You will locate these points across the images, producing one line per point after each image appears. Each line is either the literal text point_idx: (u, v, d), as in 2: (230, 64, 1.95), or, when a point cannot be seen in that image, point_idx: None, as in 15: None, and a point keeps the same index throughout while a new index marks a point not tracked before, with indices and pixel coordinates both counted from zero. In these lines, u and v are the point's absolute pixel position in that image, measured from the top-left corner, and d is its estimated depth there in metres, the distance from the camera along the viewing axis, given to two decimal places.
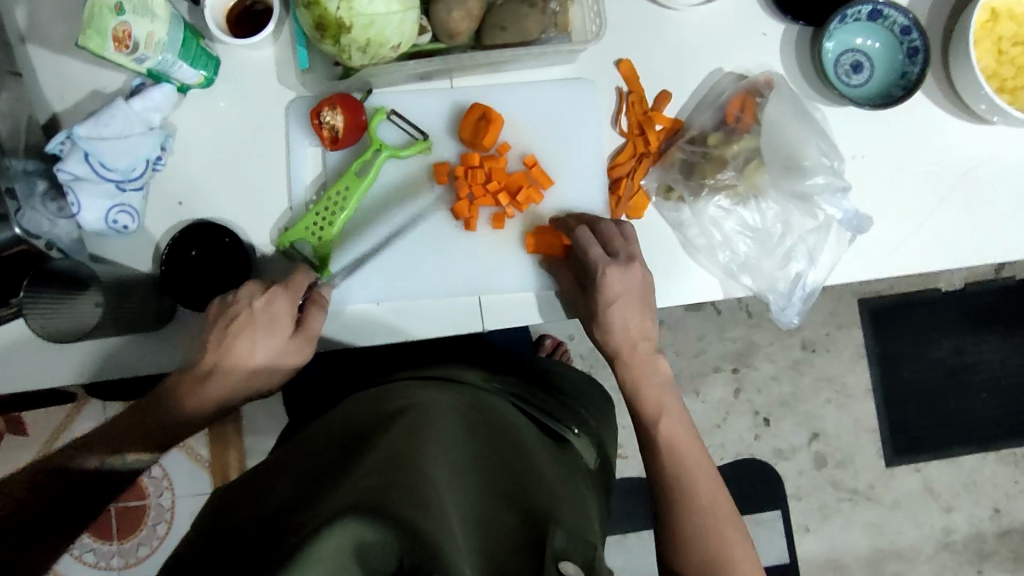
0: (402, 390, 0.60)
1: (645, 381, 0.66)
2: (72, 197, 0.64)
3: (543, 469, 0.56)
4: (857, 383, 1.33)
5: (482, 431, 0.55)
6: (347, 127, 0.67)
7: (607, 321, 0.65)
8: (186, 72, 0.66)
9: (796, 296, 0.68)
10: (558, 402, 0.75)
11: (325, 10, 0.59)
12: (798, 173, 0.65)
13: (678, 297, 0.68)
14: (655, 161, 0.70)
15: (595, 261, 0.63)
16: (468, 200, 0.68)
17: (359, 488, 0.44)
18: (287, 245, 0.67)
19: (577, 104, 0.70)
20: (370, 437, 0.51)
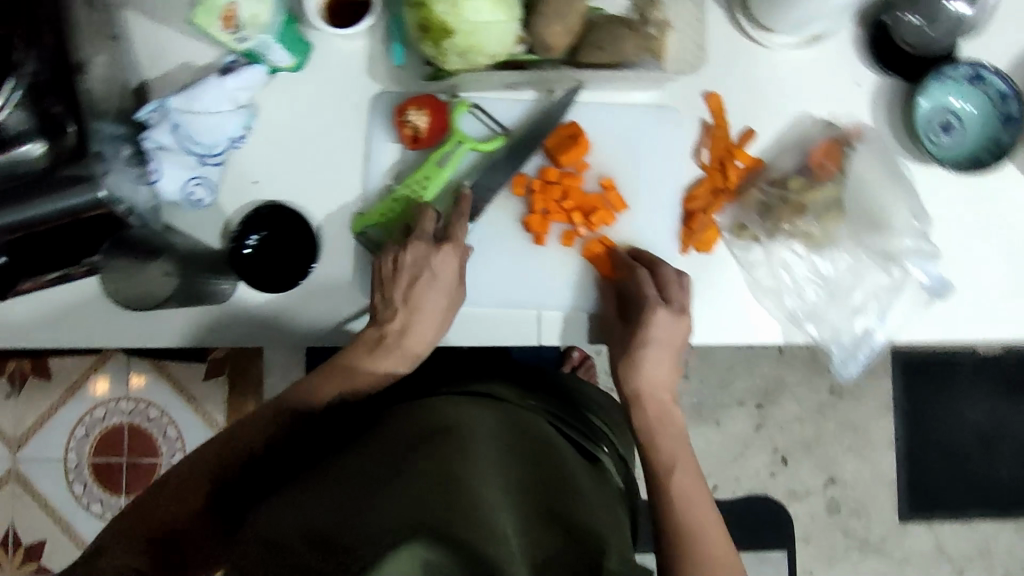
0: (434, 405, 0.60)
1: (662, 430, 0.65)
2: (154, 164, 0.65)
3: (582, 494, 0.55)
4: (880, 434, 1.32)
5: (521, 451, 0.55)
6: (430, 127, 0.67)
7: (637, 364, 0.65)
8: (280, 55, 0.67)
9: (861, 351, 0.67)
10: (588, 422, 0.75)
11: (432, 13, 0.59)
12: (882, 229, 0.66)
13: (740, 337, 0.68)
14: (732, 199, 0.69)
15: (646, 299, 0.64)
16: (542, 215, 0.67)
17: (414, 506, 0.43)
18: (359, 229, 0.69)
19: (660, 131, 0.70)
20: (411, 449, 0.50)
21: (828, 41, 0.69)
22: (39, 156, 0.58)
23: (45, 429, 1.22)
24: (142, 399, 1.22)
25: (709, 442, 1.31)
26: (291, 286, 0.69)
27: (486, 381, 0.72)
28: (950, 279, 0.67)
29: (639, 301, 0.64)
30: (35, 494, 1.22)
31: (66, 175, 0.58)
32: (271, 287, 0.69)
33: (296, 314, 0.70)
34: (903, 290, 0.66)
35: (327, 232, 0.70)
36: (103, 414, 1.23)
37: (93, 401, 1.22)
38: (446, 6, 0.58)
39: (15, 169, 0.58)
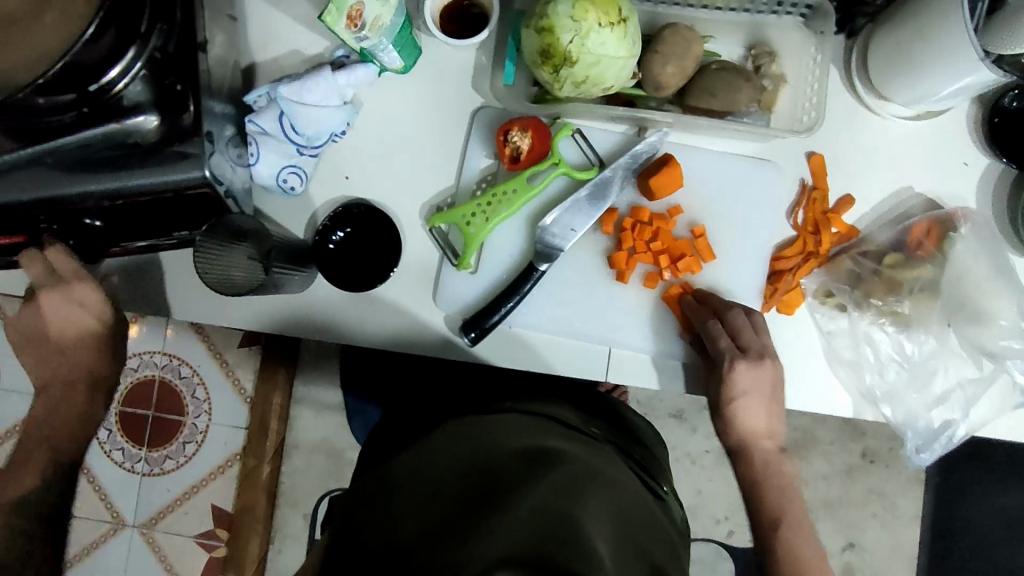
0: (519, 425, 0.59)
1: (769, 483, 0.65)
2: (254, 148, 0.66)
3: (663, 538, 0.55)
4: (908, 505, 1.26)
5: (611, 485, 0.54)
6: (531, 150, 0.67)
7: (733, 416, 0.65)
8: (392, 57, 0.67)
9: (938, 442, 0.66)
10: (646, 456, 0.74)
11: (556, 41, 0.59)
12: (980, 321, 0.65)
13: (810, 404, 0.67)
14: (822, 264, 0.68)
15: (722, 355, 0.63)
16: (628, 253, 0.67)
17: (517, 531, 0.43)
18: (436, 225, 0.67)
19: (759, 185, 0.68)
20: (510, 474, 0.50)
21: (943, 116, 0.68)
22: (153, 128, 0.58)
23: None
24: (179, 357, 1.18)
25: None
26: (372, 287, 0.69)
27: (557, 402, 0.71)
28: None
29: (716, 356, 0.63)
30: None
31: (175, 151, 0.58)
32: (353, 286, 0.69)
33: (367, 314, 0.69)
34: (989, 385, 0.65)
35: (410, 239, 0.70)
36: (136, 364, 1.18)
37: (137, 349, 1.18)
38: (572, 36, 0.58)
39: (126, 138, 0.58)
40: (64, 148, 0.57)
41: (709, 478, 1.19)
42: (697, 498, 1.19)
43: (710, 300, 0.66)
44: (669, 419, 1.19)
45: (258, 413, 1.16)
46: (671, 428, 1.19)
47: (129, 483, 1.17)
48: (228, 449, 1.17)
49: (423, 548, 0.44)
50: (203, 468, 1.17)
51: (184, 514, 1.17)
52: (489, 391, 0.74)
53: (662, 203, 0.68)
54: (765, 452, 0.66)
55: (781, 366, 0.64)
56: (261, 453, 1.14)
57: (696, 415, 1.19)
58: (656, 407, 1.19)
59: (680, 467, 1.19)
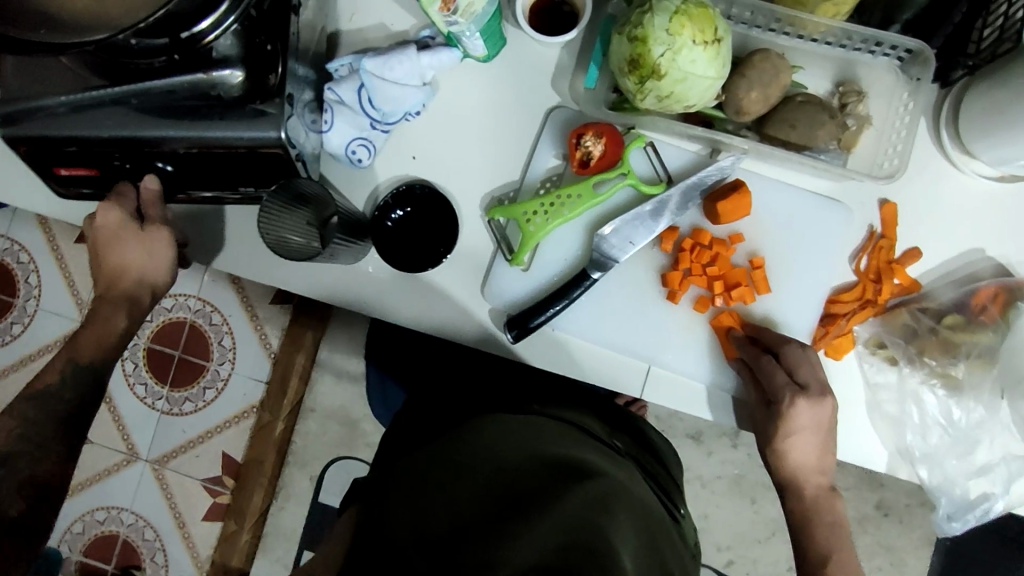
0: (549, 432, 0.59)
1: (819, 520, 0.64)
2: (328, 116, 0.66)
3: (683, 563, 0.55)
4: None
5: (639, 505, 0.53)
6: (601, 157, 0.67)
7: (786, 451, 0.63)
8: (475, 45, 0.66)
9: (972, 512, 0.66)
10: (666, 476, 0.73)
11: (647, 52, 0.58)
12: None
13: (848, 455, 0.66)
14: (878, 314, 0.66)
15: (782, 392, 0.61)
16: (684, 274, 0.66)
17: (549, 545, 0.44)
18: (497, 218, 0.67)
19: (826, 225, 0.67)
20: (538, 481, 0.50)
21: None
22: (238, 83, 0.59)
23: None
24: (212, 305, 1.20)
25: None
26: (424, 269, 0.69)
27: (585, 411, 0.71)
28: None
29: (775, 393, 0.62)
30: None
31: (254, 109, 0.59)
32: (407, 266, 0.69)
33: (412, 296, 0.70)
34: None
35: (464, 228, 0.70)
36: (171, 306, 1.21)
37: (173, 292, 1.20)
38: (665, 49, 0.57)
39: (209, 90, 0.59)
40: (150, 91, 0.58)
41: (718, 504, 1.18)
42: (702, 522, 1.18)
43: (763, 336, 0.65)
44: (686, 440, 1.18)
45: (280, 371, 1.17)
46: (687, 449, 1.18)
47: (147, 419, 1.20)
48: (246, 401, 1.19)
49: (454, 550, 0.44)
50: (216, 416, 1.20)
51: (195, 457, 1.20)
52: (515, 388, 0.74)
53: (726, 228, 0.67)
54: (813, 488, 0.64)
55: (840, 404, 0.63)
56: (278, 410, 1.16)
57: (713, 440, 1.18)
58: (676, 426, 1.18)
59: (689, 488, 1.19)
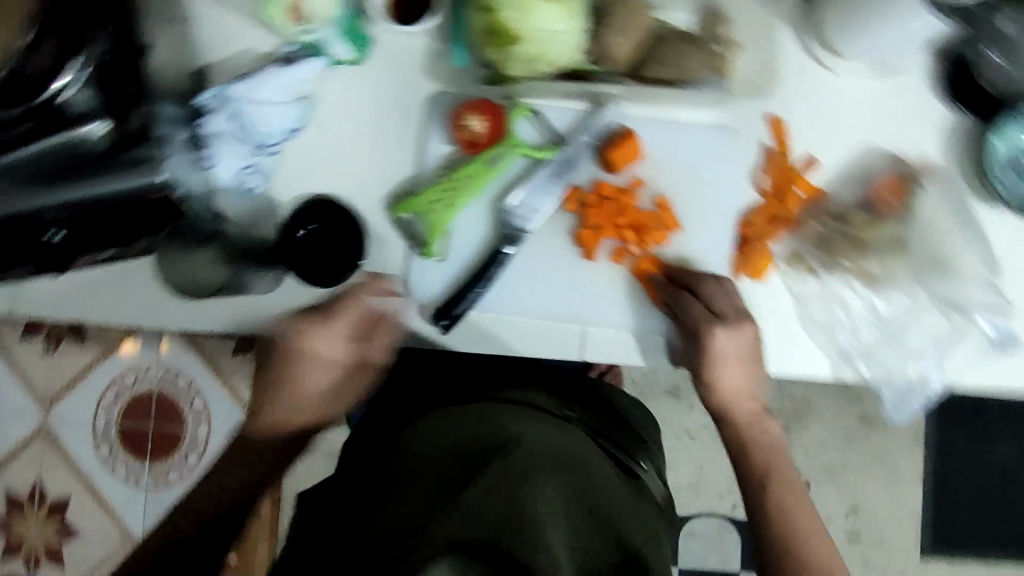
0: (483, 412, 0.58)
1: (754, 443, 0.67)
2: (211, 151, 0.64)
3: (639, 518, 0.54)
4: (909, 468, 1.32)
5: (576, 461, 0.53)
6: (488, 133, 0.68)
7: (716, 380, 0.67)
8: (339, 49, 0.67)
9: (916, 396, 0.65)
10: (628, 434, 0.74)
11: (500, 19, 0.59)
12: (943, 271, 0.65)
13: (789, 373, 0.66)
14: (789, 227, 0.67)
15: (700, 323, 0.64)
16: (593, 229, 0.67)
17: (467, 530, 0.43)
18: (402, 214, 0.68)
19: (720, 152, 0.68)
20: (469, 465, 0.49)
21: (900, 71, 0.67)
22: (104, 135, 0.58)
23: (81, 389, 1.17)
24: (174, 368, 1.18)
25: None
26: (342, 279, 0.69)
27: (530, 389, 0.71)
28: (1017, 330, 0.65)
29: (695, 327, 0.64)
30: (66, 454, 1.17)
31: (131, 156, 0.59)
32: (324, 279, 0.68)
33: None
34: (964, 334, 0.64)
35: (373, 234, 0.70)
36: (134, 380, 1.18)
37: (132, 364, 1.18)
38: (516, 12, 0.58)
39: (77, 148, 0.58)
40: (18, 164, 0.57)
41: (709, 452, 1.19)
42: (697, 472, 1.19)
43: (679, 276, 0.66)
44: (664, 397, 1.19)
45: None
46: (667, 405, 1.19)
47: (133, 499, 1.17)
48: None
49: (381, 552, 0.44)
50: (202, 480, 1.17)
51: None
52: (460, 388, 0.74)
53: (625, 176, 0.68)
54: (748, 412, 0.68)
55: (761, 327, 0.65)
56: None
57: (691, 391, 1.18)
58: (653, 385, 1.18)
59: (679, 444, 1.19)
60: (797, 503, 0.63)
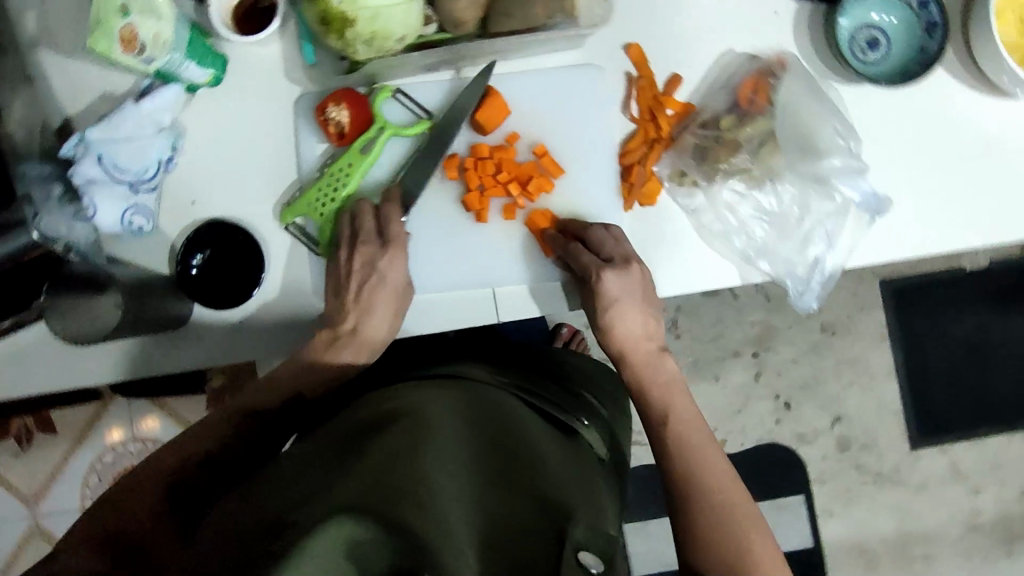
0: (399, 394, 0.59)
1: (652, 381, 0.65)
2: (87, 200, 0.64)
3: (553, 465, 0.54)
4: (880, 363, 1.30)
5: (490, 428, 0.53)
6: (352, 122, 0.67)
7: (611, 324, 0.65)
8: (194, 71, 0.67)
9: (814, 280, 0.68)
10: (569, 391, 0.75)
11: (329, 5, 0.59)
12: (813, 154, 0.66)
13: (677, 293, 0.68)
14: (667, 147, 0.68)
15: (589, 268, 0.64)
16: (479, 191, 0.67)
17: (352, 489, 0.43)
18: (289, 220, 0.68)
19: (584, 90, 0.69)
20: (368, 440, 0.49)
21: None
22: None
23: (59, 481, 1.19)
24: (147, 436, 1.19)
25: (706, 395, 1.29)
26: (245, 300, 0.69)
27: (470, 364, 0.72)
28: (886, 193, 0.66)
29: (585, 272, 0.64)
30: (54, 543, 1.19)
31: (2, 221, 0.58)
32: (226, 303, 0.68)
33: (254, 327, 0.70)
34: (845, 211, 0.66)
35: (270, 246, 0.70)
36: (111, 456, 1.19)
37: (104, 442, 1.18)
38: None
39: None
40: None
41: None
42: None
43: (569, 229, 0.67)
44: None
45: None
46: None
47: None
48: None
49: (275, 514, 0.44)
50: None
51: None
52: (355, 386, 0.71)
53: (499, 134, 0.68)
54: (645, 352, 0.66)
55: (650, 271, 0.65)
56: None
57: None
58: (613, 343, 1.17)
59: None
60: (695, 437, 0.61)
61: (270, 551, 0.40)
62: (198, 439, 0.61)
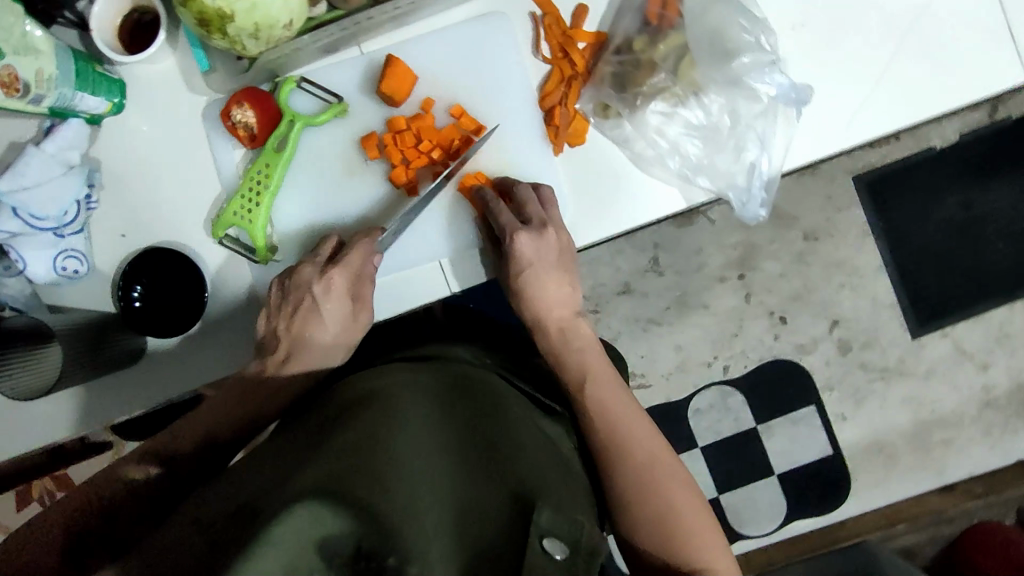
0: (375, 370, 0.54)
1: (567, 345, 0.65)
2: (14, 254, 0.65)
3: (532, 444, 0.50)
4: (868, 261, 1.26)
5: (467, 404, 0.50)
6: (260, 121, 0.66)
7: (525, 290, 0.65)
8: (92, 102, 0.65)
9: (755, 186, 0.67)
10: (536, 367, 0.71)
11: (202, 4, 0.56)
12: (724, 56, 0.63)
13: (616, 230, 0.67)
14: (586, 81, 0.67)
15: (503, 228, 0.63)
16: (404, 165, 0.66)
17: (321, 473, 0.39)
18: (221, 233, 0.66)
19: (491, 40, 0.67)
20: (340, 420, 0.45)
21: None
22: None
23: None
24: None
25: (699, 326, 1.27)
26: (194, 322, 0.68)
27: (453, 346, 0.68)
28: (806, 82, 0.64)
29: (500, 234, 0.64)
30: None
31: None
32: (174, 329, 0.67)
33: (209, 346, 0.69)
34: (773, 111, 0.64)
35: (211, 265, 0.69)
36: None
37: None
38: None
39: None
40: None
41: None
42: None
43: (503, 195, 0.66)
44: None
45: None
46: None
47: None
48: None
49: (236, 499, 0.39)
50: None
51: None
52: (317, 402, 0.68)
53: (412, 104, 0.67)
54: (557, 320, 0.66)
55: (568, 238, 0.65)
56: None
57: None
58: None
59: None
60: (614, 398, 0.62)
61: (230, 538, 0.36)
62: (186, 432, 0.59)
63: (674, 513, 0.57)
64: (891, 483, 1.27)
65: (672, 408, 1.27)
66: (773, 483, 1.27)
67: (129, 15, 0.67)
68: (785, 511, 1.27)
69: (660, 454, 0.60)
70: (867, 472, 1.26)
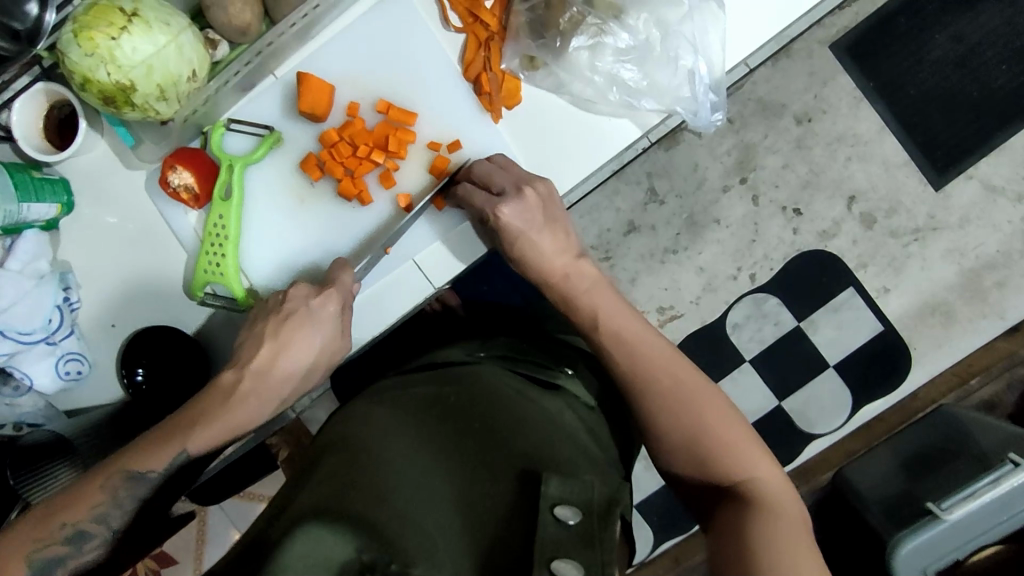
0: (372, 392, 0.56)
1: (577, 292, 0.61)
2: (18, 373, 0.65)
3: (530, 419, 0.51)
4: (869, 125, 1.19)
5: (455, 405, 0.50)
6: (199, 179, 0.66)
7: (523, 254, 0.63)
8: (40, 209, 0.65)
9: (701, 95, 0.63)
10: (546, 343, 0.70)
11: (101, 83, 0.57)
12: None
13: (578, 179, 0.65)
14: (505, 38, 0.64)
15: (484, 209, 0.61)
16: (349, 176, 0.65)
17: (321, 494, 0.40)
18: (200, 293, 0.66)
19: (398, 26, 0.65)
20: (337, 443, 0.47)
21: None
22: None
23: None
24: None
25: (714, 242, 1.23)
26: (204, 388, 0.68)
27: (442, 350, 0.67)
28: None
29: (481, 214, 0.62)
30: None
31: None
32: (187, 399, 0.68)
33: None
34: (698, 11, 0.61)
35: (202, 328, 0.69)
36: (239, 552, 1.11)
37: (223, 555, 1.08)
38: (105, 67, 0.56)
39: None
40: None
41: None
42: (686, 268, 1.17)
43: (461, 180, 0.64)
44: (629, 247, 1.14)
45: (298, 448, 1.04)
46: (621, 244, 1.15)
47: None
48: None
49: (245, 537, 0.41)
50: None
51: None
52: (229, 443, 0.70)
53: (338, 112, 0.66)
54: (562, 265, 0.62)
55: (550, 183, 0.62)
56: None
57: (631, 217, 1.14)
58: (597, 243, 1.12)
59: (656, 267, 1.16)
60: (634, 331, 0.58)
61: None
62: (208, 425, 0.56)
63: (706, 428, 0.53)
64: (956, 342, 1.20)
65: (711, 332, 1.24)
66: (833, 376, 1.23)
67: (50, 112, 0.67)
68: (852, 400, 1.23)
69: (684, 369, 0.56)
70: (927, 338, 1.21)
